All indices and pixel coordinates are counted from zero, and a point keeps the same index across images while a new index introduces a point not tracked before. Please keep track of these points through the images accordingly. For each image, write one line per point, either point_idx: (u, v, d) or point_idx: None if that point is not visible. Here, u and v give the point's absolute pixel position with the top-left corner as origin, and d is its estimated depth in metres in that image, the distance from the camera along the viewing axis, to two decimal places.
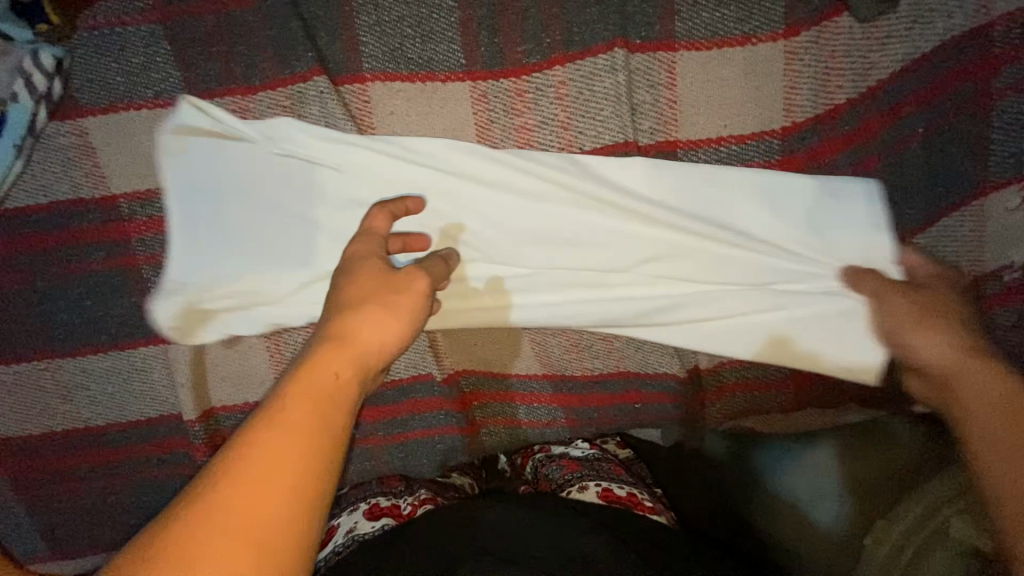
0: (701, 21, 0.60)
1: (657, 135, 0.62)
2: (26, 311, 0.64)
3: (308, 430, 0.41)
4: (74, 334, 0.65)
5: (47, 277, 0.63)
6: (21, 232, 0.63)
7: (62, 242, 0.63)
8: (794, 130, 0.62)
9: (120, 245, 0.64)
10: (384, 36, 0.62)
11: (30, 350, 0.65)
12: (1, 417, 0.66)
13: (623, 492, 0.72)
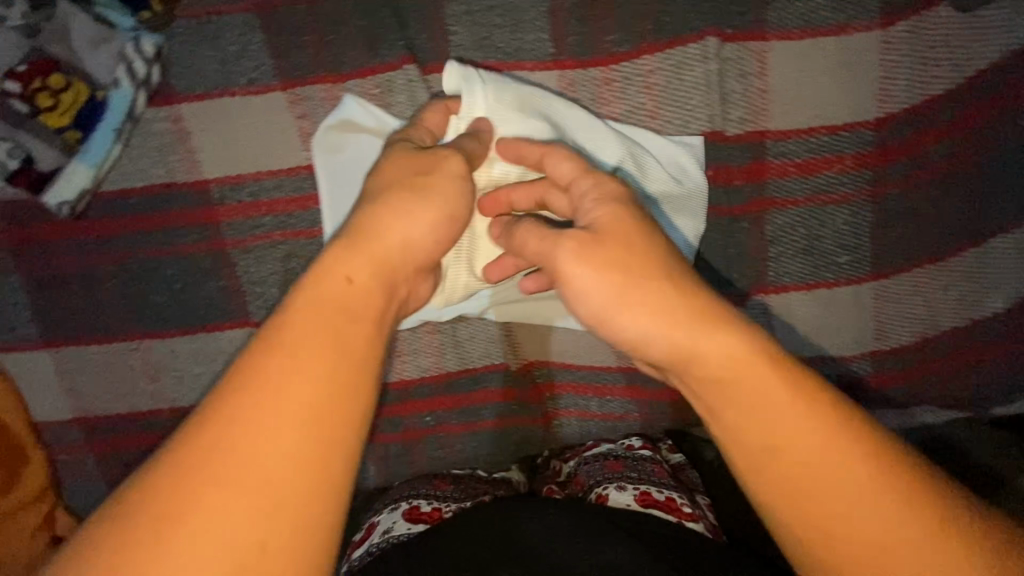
0: (795, 11, 0.60)
1: (746, 125, 0.61)
2: (120, 292, 0.65)
3: (302, 350, 0.38)
4: (165, 315, 0.66)
5: (141, 258, 0.65)
6: (117, 214, 0.64)
7: (156, 225, 0.65)
8: (888, 121, 0.61)
9: (210, 229, 0.65)
10: (475, 25, 0.62)
11: (121, 330, 0.66)
12: (89, 395, 0.67)
13: (661, 496, 0.65)
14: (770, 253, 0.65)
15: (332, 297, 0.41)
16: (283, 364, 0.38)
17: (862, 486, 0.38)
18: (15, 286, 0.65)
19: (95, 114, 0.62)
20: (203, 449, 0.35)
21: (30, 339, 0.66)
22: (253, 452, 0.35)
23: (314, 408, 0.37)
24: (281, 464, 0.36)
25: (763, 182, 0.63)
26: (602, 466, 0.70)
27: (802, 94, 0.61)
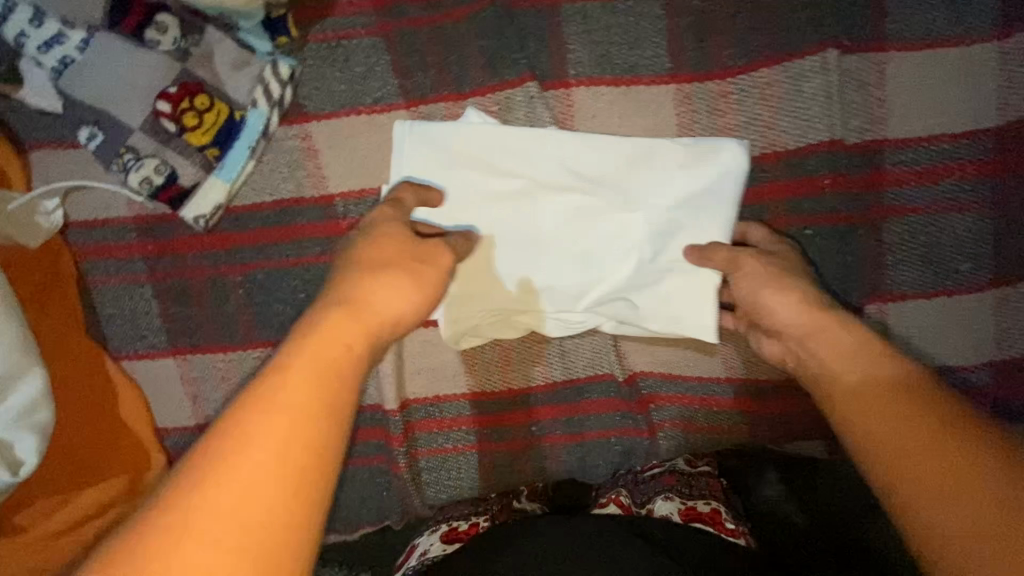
0: (913, 23, 0.61)
1: (865, 134, 0.62)
2: (247, 301, 0.68)
3: (304, 395, 0.40)
4: (287, 325, 0.68)
5: (268, 269, 0.67)
6: (246, 228, 0.67)
7: (283, 238, 0.67)
8: (1008, 129, 0.62)
9: (333, 241, 0.67)
10: (594, 43, 0.65)
11: (245, 338, 0.68)
12: (212, 402, 0.69)
13: (705, 509, 0.68)
14: (888, 260, 0.64)
15: (329, 358, 0.42)
16: (279, 395, 0.39)
17: (933, 442, 0.41)
18: (147, 296, 0.68)
19: (233, 133, 0.65)
20: (192, 490, 0.35)
21: (158, 347, 0.69)
22: (249, 483, 0.36)
23: (288, 465, 0.37)
24: (231, 515, 0.35)
25: (880, 190, 0.63)
26: (652, 484, 0.72)
27: (922, 103, 0.62)
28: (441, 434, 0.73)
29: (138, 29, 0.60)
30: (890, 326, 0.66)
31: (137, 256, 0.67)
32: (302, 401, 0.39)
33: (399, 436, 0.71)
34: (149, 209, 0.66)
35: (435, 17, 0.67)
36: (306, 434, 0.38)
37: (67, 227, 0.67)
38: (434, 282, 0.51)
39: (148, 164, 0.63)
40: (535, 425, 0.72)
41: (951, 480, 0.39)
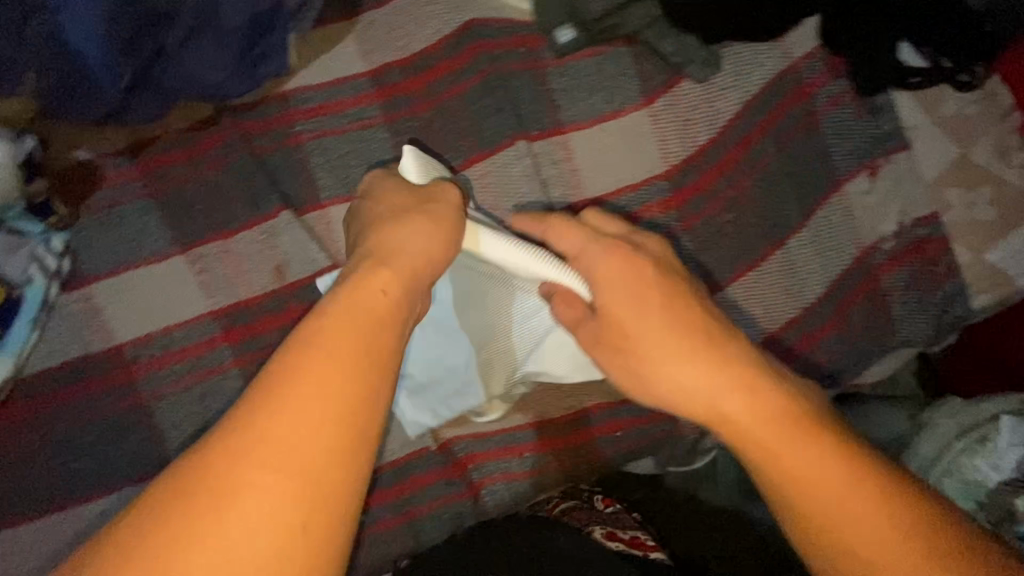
0: (579, 108, 0.76)
1: (569, 197, 0.76)
2: (47, 465, 0.70)
3: (346, 353, 0.42)
4: (92, 478, 0.70)
5: (65, 428, 0.70)
6: (39, 394, 0.71)
7: (78, 395, 0.71)
8: (676, 170, 0.76)
9: (129, 387, 0.72)
10: (335, 169, 0.77)
11: (50, 502, 0.69)
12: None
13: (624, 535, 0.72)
14: None
15: (369, 307, 0.46)
16: (309, 358, 0.41)
17: (845, 477, 0.48)
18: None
19: (12, 310, 0.69)
20: (224, 511, 0.37)
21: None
22: (282, 449, 0.38)
23: (331, 454, 0.39)
24: (248, 543, 0.36)
25: None
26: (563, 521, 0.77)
27: (605, 165, 0.76)
28: None
29: None
30: None
31: None
32: (329, 401, 0.40)
33: None
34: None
35: (197, 172, 0.76)
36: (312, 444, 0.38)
37: None
38: (447, 217, 0.58)
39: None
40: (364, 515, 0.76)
41: (860, 534, 0.46)
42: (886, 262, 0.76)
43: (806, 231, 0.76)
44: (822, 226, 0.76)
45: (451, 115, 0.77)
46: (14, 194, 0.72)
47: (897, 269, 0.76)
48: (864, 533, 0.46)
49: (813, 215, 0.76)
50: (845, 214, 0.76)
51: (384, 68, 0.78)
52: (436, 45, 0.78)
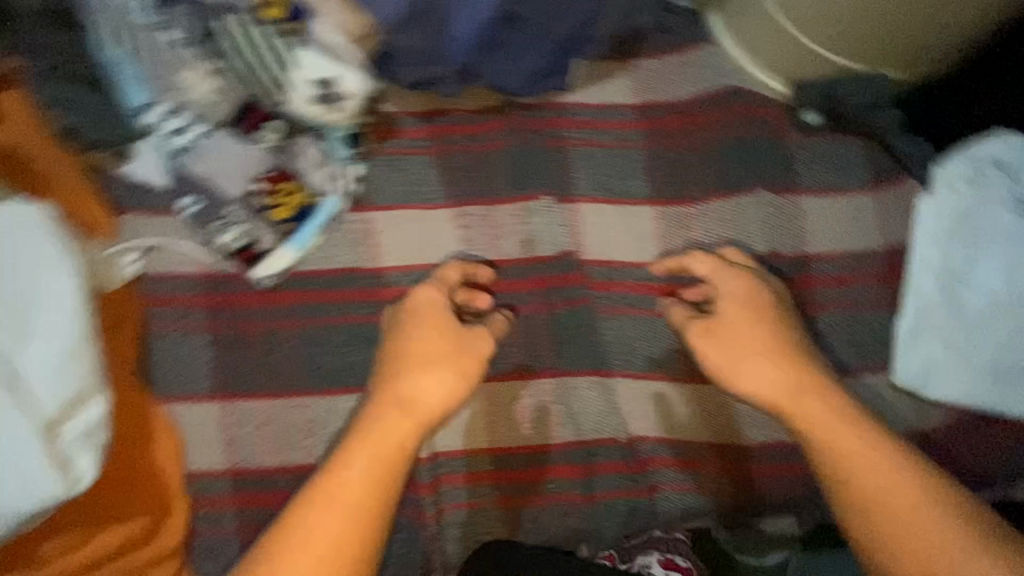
0: (816, 178, 0.87)
1: (793, 249, 0.85)
2: (295, 352, 0.77)
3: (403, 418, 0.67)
4: (331, 375, 0.77)
5: (318, 324, 0.78)
6: (305, 289, 0.79)
7: (335, 300, 0.79)
8: (893, 251, 0.85)
9: (378, 306, 0.79)
10: (594, 174, 0.87)
11: (290, 387, 0.76)
12: (249, 445, 0.74)
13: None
14: (822, 346, 0.84)
15: (448, 322, 0.73)
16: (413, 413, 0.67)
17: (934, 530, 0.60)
18: (204, 344, 0.76)
19: (308, 213, 0.79)
20: (376, 437, 0.65)
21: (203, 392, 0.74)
22: (333, 497, 0.61)
23: (372, 482, 0.63)
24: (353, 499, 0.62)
25: (808, 291, 0.85)
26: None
27: (828, 230, 0.86)
28: (464, 489, 0.79)
29: (252, 131, 0.76)
30: None
31: (207, 307, 0.77)
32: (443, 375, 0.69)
33: (426, 484, 0.79)
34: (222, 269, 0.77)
35: (478, 146, 0.89)
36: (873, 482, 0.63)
37: (142, 279, 0.77)
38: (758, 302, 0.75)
39: (236, 233, 0.76)
40: (549, 482, 0.80)
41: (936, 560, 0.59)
42: None
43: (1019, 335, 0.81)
44: None
45: (702, 156, 0.88)
46: (347, 121, 0.79)
47: None
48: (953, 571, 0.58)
49: None
50: None
51: (650, 105, 0.91)
52: (697, 99, 0.92)
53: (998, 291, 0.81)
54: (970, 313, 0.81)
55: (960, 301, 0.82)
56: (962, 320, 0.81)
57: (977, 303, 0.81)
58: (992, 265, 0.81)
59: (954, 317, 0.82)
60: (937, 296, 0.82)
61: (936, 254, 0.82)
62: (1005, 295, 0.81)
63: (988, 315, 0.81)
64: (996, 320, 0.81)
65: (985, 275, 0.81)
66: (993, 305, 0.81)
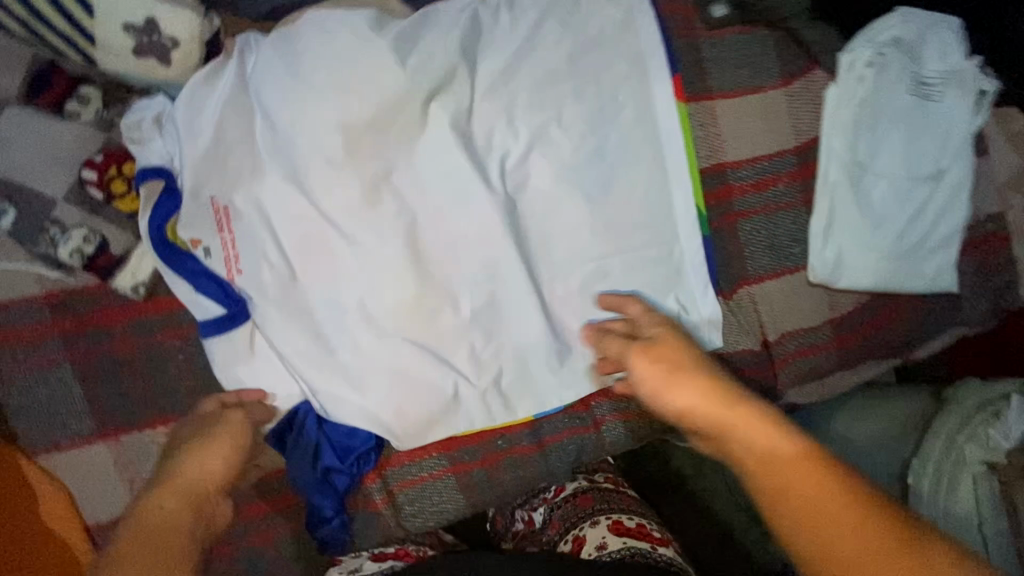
0: (728, 78, 0.83)
1: (710, 159, 0.83)
2: (115, 382, 0.64)
3: (703, 399, 0.57)
4: (151, 401, 0.64)
5: (105, 353, 0.64)
6: (88, 311, 0.63)
7: (132, 314, 0.64)
8: (804, 146, 0.85)
9: (155, 320, 0.65)
10: None
11: (143, 416, 0.64)
12: (105, 492, 0.62)
13: (633, 524, 0.80)
14: (747, 252, 0.85)
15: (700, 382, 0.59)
16: (683, 392, 0.59)
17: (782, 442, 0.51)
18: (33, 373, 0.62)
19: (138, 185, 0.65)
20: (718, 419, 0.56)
21: (185, 324, 0.66)
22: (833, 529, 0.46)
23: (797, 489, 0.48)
24: (222, 443, 0.61)
25: (728, 200, 0.84)
26: (575, 508, 0.85)
27: (745, 132, 0.83)
28: (414, 465, 0.74)
29: (61, 103, 0.65)
30: (757, 304, 0.86)
31: (49, 336, 0.62)
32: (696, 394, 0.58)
33: (371, 475, 0.73)
34: (36, 273, 0.62)
35: None
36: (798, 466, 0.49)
37: None
38: (671, 369, 0.61)
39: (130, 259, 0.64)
40: (500, 437, 0.77)
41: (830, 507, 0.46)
42: (976, 239, 0.88)
43: (929, 210, 0.84)
44: (944, 207, 0.85)
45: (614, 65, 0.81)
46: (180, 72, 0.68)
47: (971, 255, 0.88)
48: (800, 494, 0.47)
49: (931, 198, 0.84)
50: (954, 200, 0.85)
51: None
52: None
53: (928, 164, 0.83)
54: (910, 179, 0.83)
55: (910, 170, 0.83)
56: (905, 199, 0.84)
57: (921, 179, 0.83)
58: (935, 133, 0.83)
59: (904, 193, 0.84)
60: (904, 166, 0.83)
61: (910, 122, 0.83)
62: (932, 170, 0.84)
63: (920, 191, 0.84)
64: (925, 197, 0.84)
65: (926, 154, 0.83)
66: (926, 180, 0.84)
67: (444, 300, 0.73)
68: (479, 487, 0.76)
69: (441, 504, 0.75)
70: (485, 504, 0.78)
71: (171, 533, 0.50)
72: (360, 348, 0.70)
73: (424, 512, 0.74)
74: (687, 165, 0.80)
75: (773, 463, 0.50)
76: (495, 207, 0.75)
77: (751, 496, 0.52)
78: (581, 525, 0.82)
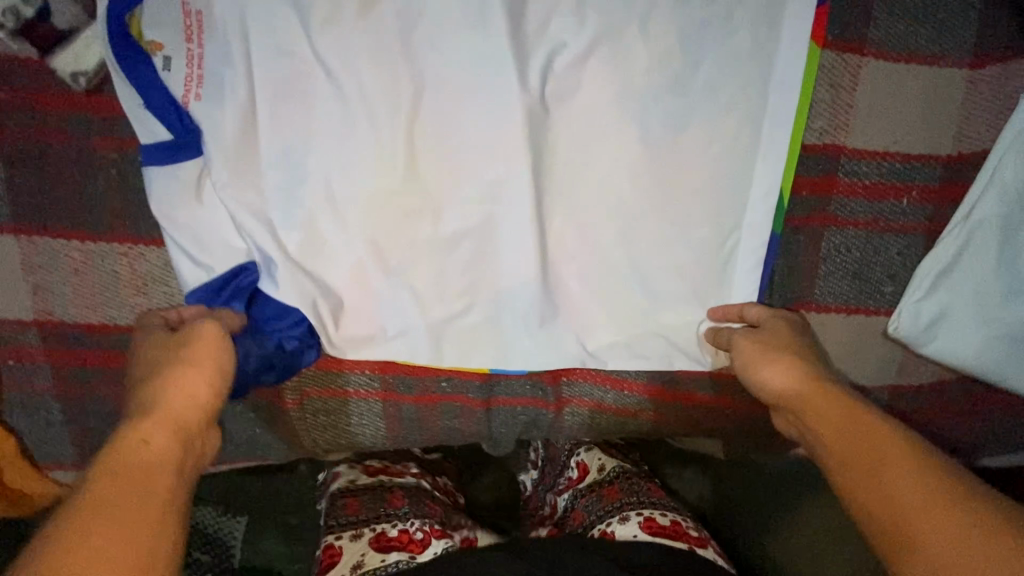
0: (896, 32, 0.59)
1: (825, 136, 0.61)
2: (37, 177, 0.56)
3: (795, 380, 0.55)
4: (70, 211, 0.57)
5: (33, 141, 0.55)
6: (23, 86, 0.54)
7: (69, 105, 0.55)
8: (960, 160, 0.62)
9: (93, 121, 0.56)
10: None
11: (59, 224, 0.57)
12: (9, 289, 0.57)
13: (666, 523, 0.66)
14: (821, 272, 0.65)
15: (769, 359, 0.57)
16: (772, 368, 0.57)
17: (868, 430, 0.49)
18: None
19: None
20: (812, 398, 0.53)
21: (128, 138, 0.57)
22: (897, 509, 0.43)
23: (897, 466, 0.45)
24: (206, 369, 0.49)
25: (827, 198, 0.63)
26: (600, 500, 0.71)
27: (887, 114, 0.61)
28: (341, 377, 0.66)
29: None
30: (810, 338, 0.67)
31: None
32: (794, 371, 0.56)
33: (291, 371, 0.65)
34: None
35: None
36: (902, 452, 0.46)
37: None
38: (754, 344, 0.59)
39: (77, 43, 0.53)
40: (446, 380, 0.67)
41: (903, 490, 0.44)
42: None
43: None
44: None
45: None
46: None
47: None
48: (909, 481, 0.44)
49: None
50: None
51: None
52: None
53: None
54: None
55: None
56: None
57: None
58: None
59: None
60: None
61: None
62: None
63: None
64: None
65: None
66: None
67: (428, 216, 0.61)
68: (406, 423, 0.68)
69: (355, 427, 0.68)
70: (410, 442, 0.70)
71: (154, 485, 0.41)
72: (313, 229, 0.59)
73: (334, 427, 0.67)
74: (787, 135, 0.60)
75: (859, 448, 0.48)
76: (524, 113, 0.59)
77: (829, 480, 0.50)
78: (609, 523, 0.69)
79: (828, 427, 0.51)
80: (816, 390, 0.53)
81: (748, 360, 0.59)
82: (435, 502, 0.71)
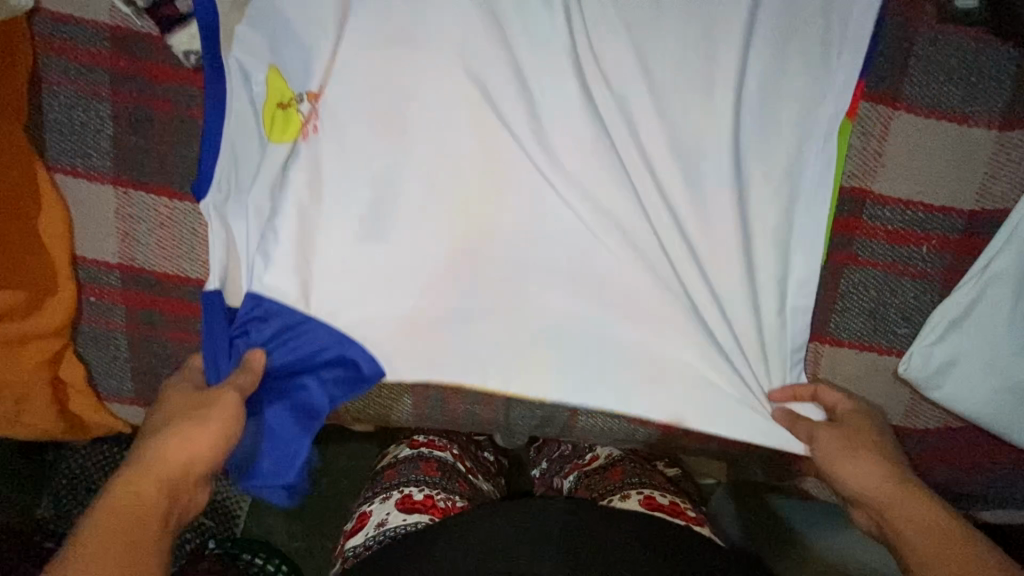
0: (929, 90, 0.64)
1: (853, 179, 0.66)
2: (140, 137, 0.63)
3: (881, 483, 0.54)
4: (165, 171, 0.64)
5: (142, 106, 0.63)
6: (140, 58, 0.62)
7: (177, 78, 0.63)
8: (981, 215, 0.65)
9: (195, 94, 0.63)
10: None
11: (153, 181, 0.64)
12: (101, 234, 0.64)
13: (665, 500, 0.70)
14: (839, 307, 0.68)
15: (854, 459, 0.56)
16: (856, 465, 0.55)
17: (952, 545, 0.48)
18: (78, 98, 0.63)
19: None
20: (894, 504, 0.53)
21: None
22: None
23: None
24: (214, 429, 0.52)
25: (850, 238, 0.67)
26: (603, 480, 0.76)
27: (914, 165, 0.65)
28: None
29: None
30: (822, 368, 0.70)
31: (102, 66, 0.62)
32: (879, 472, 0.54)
33: None
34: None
35: None
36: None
37: (36, 16, 0.61)
38: (837, 440, 0.57)
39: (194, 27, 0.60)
40: None
41: None
42: None
43: None
44: None
45: None
46: None
47: None
48: None
49: None
50: None
51: None
52: None
53: None
54: None
55: None
56: None
57: None
58: None
59: None
60: None
61: None
62: None
63: None
64: None
65: None
66: None
67: None
68: (432, 403, 0.73)
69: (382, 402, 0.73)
70: (432, 422, 0.75)
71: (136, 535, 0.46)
72: None
73: (367, 399, 0.72)
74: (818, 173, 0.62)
75: (945, 564, 0.48)
76: None
77: None
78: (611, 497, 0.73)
79: (916, 537, 0.50)
80: (905, 502, 0.52)
81: (829, 456, 0.57)
82: (466, 481, 0.75)
